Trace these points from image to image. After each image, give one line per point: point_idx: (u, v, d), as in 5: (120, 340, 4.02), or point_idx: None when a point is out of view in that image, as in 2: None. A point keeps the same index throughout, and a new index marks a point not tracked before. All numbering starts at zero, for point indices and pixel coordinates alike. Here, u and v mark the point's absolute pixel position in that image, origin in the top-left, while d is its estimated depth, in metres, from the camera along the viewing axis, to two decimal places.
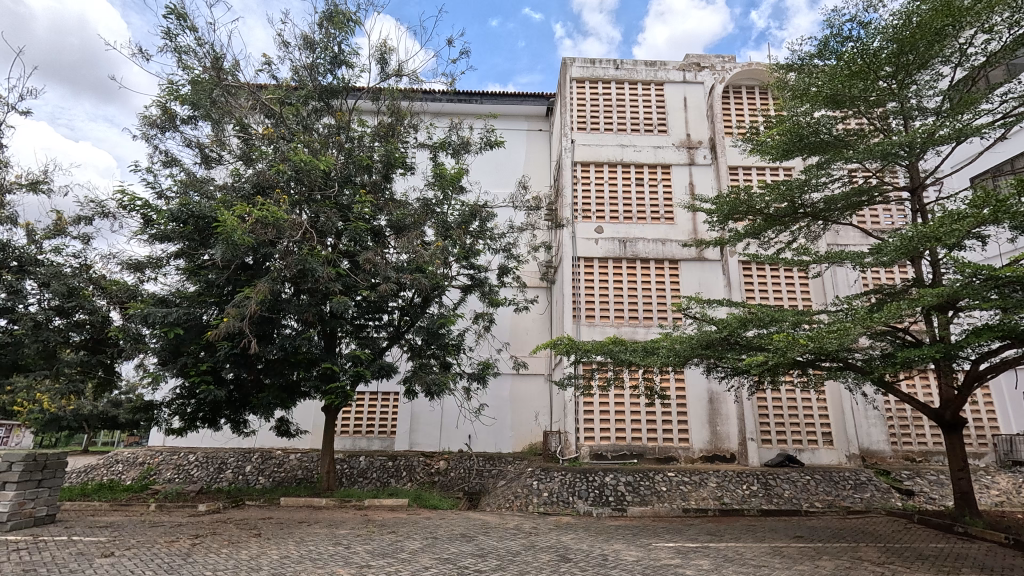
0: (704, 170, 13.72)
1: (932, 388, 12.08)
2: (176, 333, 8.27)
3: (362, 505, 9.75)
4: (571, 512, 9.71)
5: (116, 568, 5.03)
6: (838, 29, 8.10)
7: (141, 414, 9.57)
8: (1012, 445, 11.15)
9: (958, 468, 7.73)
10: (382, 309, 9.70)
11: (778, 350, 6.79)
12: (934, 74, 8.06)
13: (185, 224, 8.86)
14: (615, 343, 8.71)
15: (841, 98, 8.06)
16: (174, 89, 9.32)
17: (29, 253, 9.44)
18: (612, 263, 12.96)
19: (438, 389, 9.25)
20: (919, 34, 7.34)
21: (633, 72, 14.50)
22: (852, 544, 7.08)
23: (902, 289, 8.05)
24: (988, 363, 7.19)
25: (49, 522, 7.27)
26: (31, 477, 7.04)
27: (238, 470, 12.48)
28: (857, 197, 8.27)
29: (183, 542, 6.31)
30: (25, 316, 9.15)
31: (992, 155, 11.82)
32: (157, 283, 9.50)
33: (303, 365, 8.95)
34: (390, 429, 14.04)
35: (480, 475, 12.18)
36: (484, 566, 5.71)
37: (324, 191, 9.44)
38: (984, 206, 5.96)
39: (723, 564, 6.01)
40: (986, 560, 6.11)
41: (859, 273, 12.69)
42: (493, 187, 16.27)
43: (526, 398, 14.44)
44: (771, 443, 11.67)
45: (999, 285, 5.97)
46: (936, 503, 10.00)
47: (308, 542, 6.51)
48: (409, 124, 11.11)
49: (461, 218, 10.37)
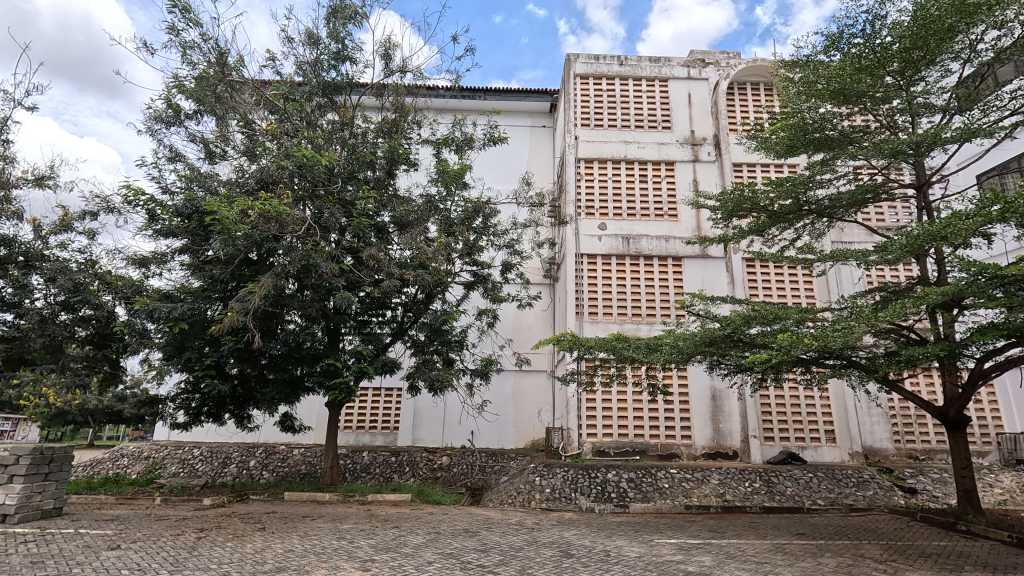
0: (708, 167, 13.68)
1: (935, 386, 12.06)
2: (181, 328, 8.31)
3: (365, 500, 9.81)
4: (573, 508, 9.74)
5: (123, 561, 5.07)
6: (851, 22, 7.96)
7: (147, 408, 9.66)
8: (1016, 445, 11.10)
9: (961, 467, 7.74)
10: (385, 305, 9.75)
11: (782, 348, 6.73)
12: (943, 71, 7.99)
13: (190, 219, 8.93)
14: (618, 340, 8.68)
15: (849, 93, 8.01)
16: (180, 83, 9.26)
17: (35, 248, 9.35)
18: (614, 260, 12.93)
19: (441, 385, 9.24)
20: (930, 30, 7.23)
21: (638, 67, 14.43)
22: (854, 541, 7.10)
23: (908, 287, 8.01)
24: (993, 362, 7.16)
25: (55, 515, 7.32)
26: (38, 470, 7.10)
27: (242, 464, 12.59)
28: (863, 195, 8.22)
29: (188, 535, 6.37)
30: (31, 311, 9.22)
31: (999, 152, 11.78)
32: (162, 278, 9.57)
33: (307, 361, 9.00)
34: (393, 424, 14.09)
35: (483, 471, 12.23)
36: (487, 561, 5.74)
37: (327, 186, 9.39)
38: (993, 204, 5.89)
39: (725, 560, 6.03)
40: (989, 559, 6.09)
41: (864, 271, 12.63)
42: (497, 184, 16.32)
43: (528, 394, 14.47)
44: (773, 440, 11.69)
45: (1004, 283, 5.92)
46: (939, 501, 10.02)
47: (312, 536, 6.56)
48: (413, 120, 11.14)
49: (464, 215, 10.37)
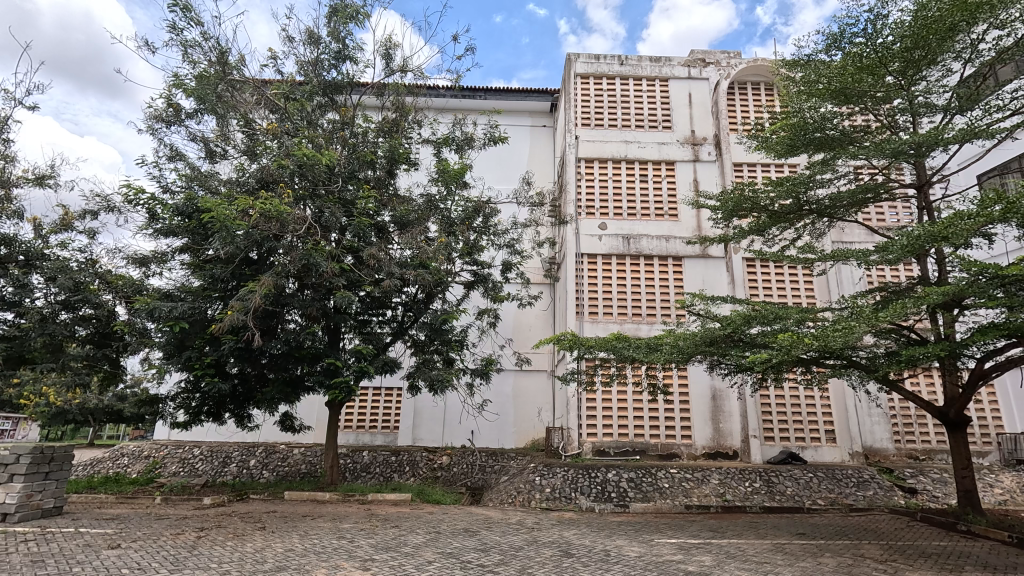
0: (708, 167, 13.67)
1: (936, 386, 12.05)
2: (181, 328, 8.32)
3: (365, 499, 9.81)
4: (573, 508, 9.74)
5: (123, 560, 5.08)
6: (852, 21, 7.95)
7: (147, 408, 9.66)
8: (1017, 445, 11.09)
9: (961, 467, 7.74)
10: (385, 305, 9.75)
11: (782, 348, 6.73)
12: (944, 70, 7.98)
13: (190, 219, 8.93)
14: (619, 340, 8.67)
15: (849, 92, 7.99)
16: (180, 81, 9.26)
17: (36, 247, 9.33)
18: (615, 259, 12.93)
19: (441, 385, 9.24)
20: (932, 29, 7.22)
21: (638, 67, 14.42)
22: (854, 541, 7.10)
23: (908, 287, 8.00)
24: (993, 362, 7.14)
25: (56, 514, 7.33)
26: (38, 470, 7.11)
27: (242, 464, 12.60)
28: (863, 195, 8.22)
29: (188, 534, 6.36)
30: (32, 310, 9.22)
31: (1000, 153, 11.77)
32: (163, 278, 9.56)
33: (307, 360, 9.01)
34: (392, 424, 14.08)
35: (483, 471, 12.23)
36: (487, 561, 5.75)
37: (328, 186, 9.38)
38: (993, 205, 5.89)
39: (725, 560, 6.04)
40: (990, 559, 6.09)
41: (864, 271, 12.63)
42: (496, 183, 16.31)
43: (528, 394, 14.47)
44: (773, 440, 11.70)
45: (1004, 283, 5.91)
46: (939, 501, 10.01)
47: (312, 535, 6.56)
48: (413, 120, 11.14)
49: (464, 215, 10.37)
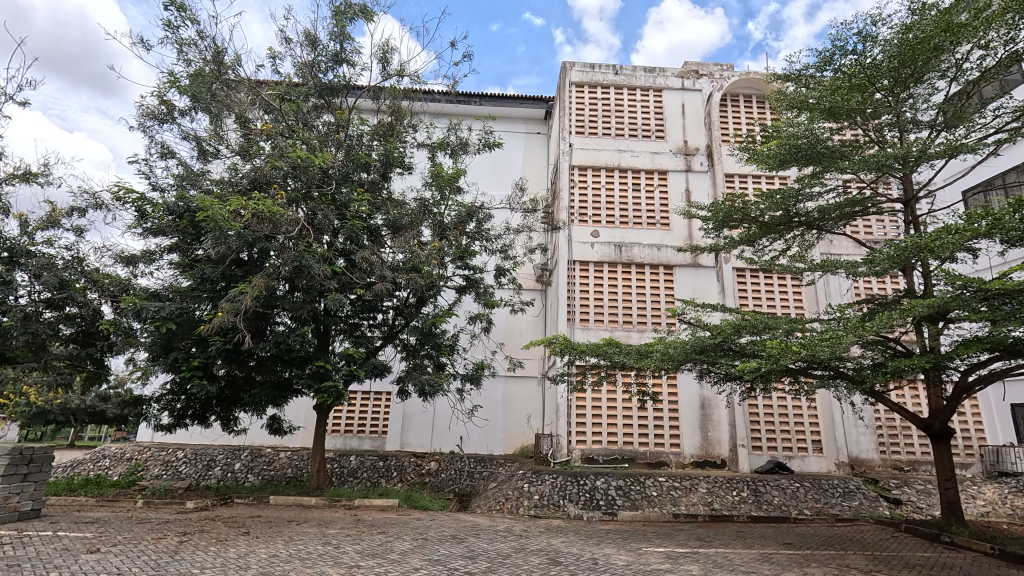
0: (701, 176, 13.82)
1: (921, 398, 12.25)
2: (169, 328, 8.20)
3: (351, 505, 9.69)
4: (561, 515, 9.72)
5: (101, 565, 4.97)
6: (842, 42, 8.13)
7: (130, 409, 9.45)
8: (999, 457, 11.29)
9: (946, 478, 7.81)
10: (376, 308, 9.63)
11: (771, 357, 6.78)
12: (929, 88, 8.13)
13: (181, 218, 8.81)
14: (610, 346, 8.71)
15: (839, 110, 8.09)
16: (174, 79, 9.19)
17: (20, 244, 9.03)
18: (606, 267, 13.02)
19: (432, 389, 9.20)
20: (919, 49, 7.36)
21: (632, 77, 14.57)
22: (840, 551, 7.14)
23: (895, 298, 8.08)
24: (977, 374, 7.22)
25: (34, 517, 7.16)
26: (16, 471, 6.94)
27: (227, 467, 12.44)
28: (851, 207, 8.36)
29: (171, 539, 6.27)
30: (15, 307, 8.89)
31: (985, 169, 12.06)
32: (150, 276, 9.44)
33: (296, 363, 8.95)
34: (381, 428, 13.97)
35: (471, 477, 12.18)
36: (474, 568, 5.70)
37: (322, 187, 9.34)
38: (982, 220, 5.94)
39: (712, 569, 6.04)
40: (972, 570, 6.14)
41: (852, 282, 12.88)
42: (491, 188, 16.33)
43: (518, 399, 14.45)
44: (760, 449, 11.76)
45: (988, 297, 5.95)
46: (924, 512, 10.13)
47: (296, 541, 6.45)
48: (409, 123, 11.08)
49: (457, 219, 10.33)
